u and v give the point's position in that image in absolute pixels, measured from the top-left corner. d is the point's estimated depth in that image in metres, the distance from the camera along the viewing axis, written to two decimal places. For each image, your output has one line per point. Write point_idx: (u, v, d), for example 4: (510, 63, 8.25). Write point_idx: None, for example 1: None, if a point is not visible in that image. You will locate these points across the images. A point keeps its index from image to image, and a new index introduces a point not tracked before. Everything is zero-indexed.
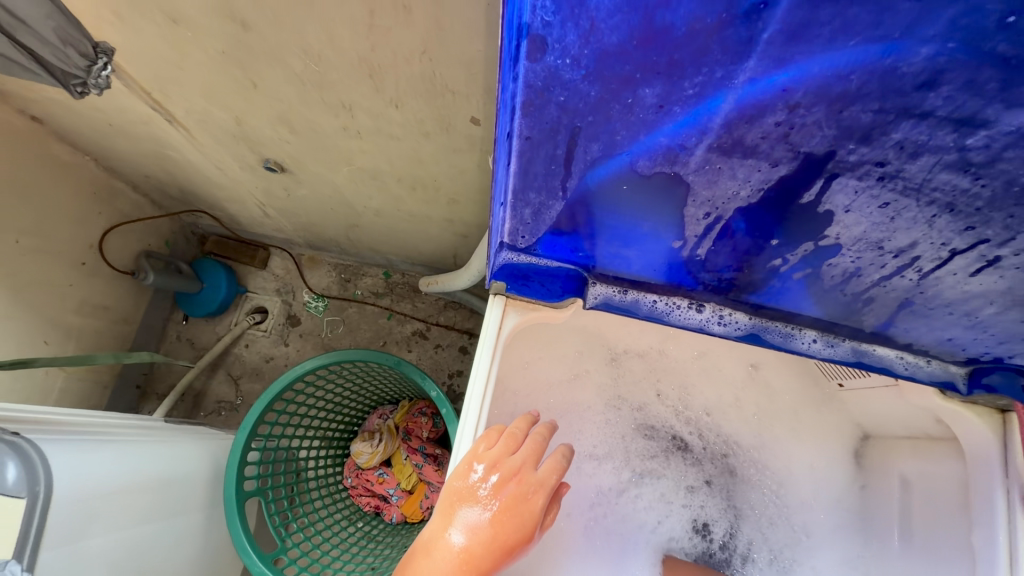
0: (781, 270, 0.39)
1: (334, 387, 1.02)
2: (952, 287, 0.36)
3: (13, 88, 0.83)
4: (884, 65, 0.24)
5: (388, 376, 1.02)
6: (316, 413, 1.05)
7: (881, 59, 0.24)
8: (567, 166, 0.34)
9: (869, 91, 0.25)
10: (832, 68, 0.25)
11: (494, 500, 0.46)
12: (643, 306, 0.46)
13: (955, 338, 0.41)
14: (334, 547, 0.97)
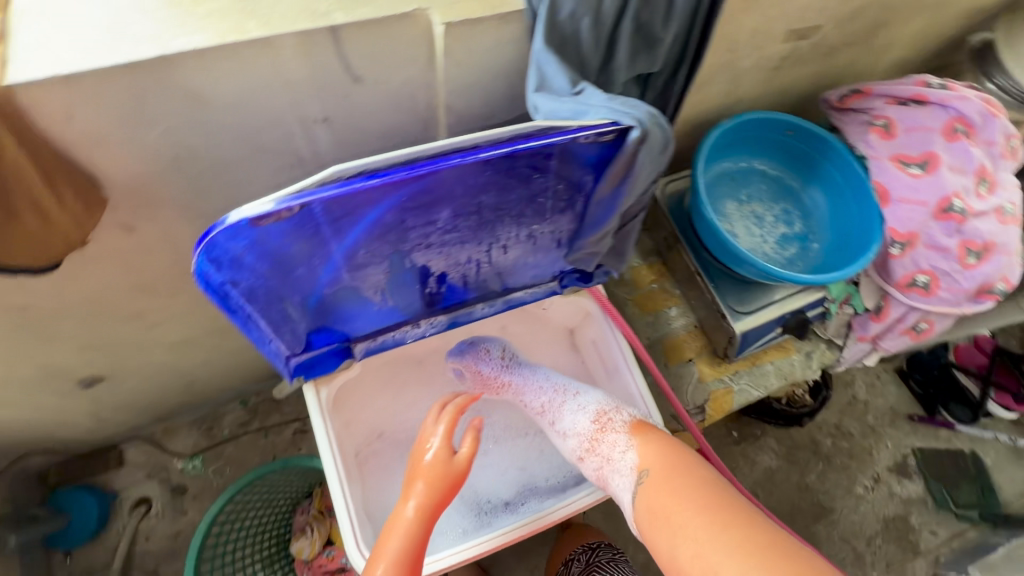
0: (434, 290, 0.72)
1: (245, 516, 1.18)
2: (503, 259, 0.72)
3: None
4: (382, 222, 0.56)
5: (287, 476, 1.21)
6: (243, 543, 1.20)
7: (378, 221, 0.56)
8: (288, 308, 0.62)
9: (386, 229, 0.58)
10: (365, 231, 0.56)
11: (426, 464, 0.68)
12: (389, 340, 0.76)
13: (535, 273, 0.78)
14: None
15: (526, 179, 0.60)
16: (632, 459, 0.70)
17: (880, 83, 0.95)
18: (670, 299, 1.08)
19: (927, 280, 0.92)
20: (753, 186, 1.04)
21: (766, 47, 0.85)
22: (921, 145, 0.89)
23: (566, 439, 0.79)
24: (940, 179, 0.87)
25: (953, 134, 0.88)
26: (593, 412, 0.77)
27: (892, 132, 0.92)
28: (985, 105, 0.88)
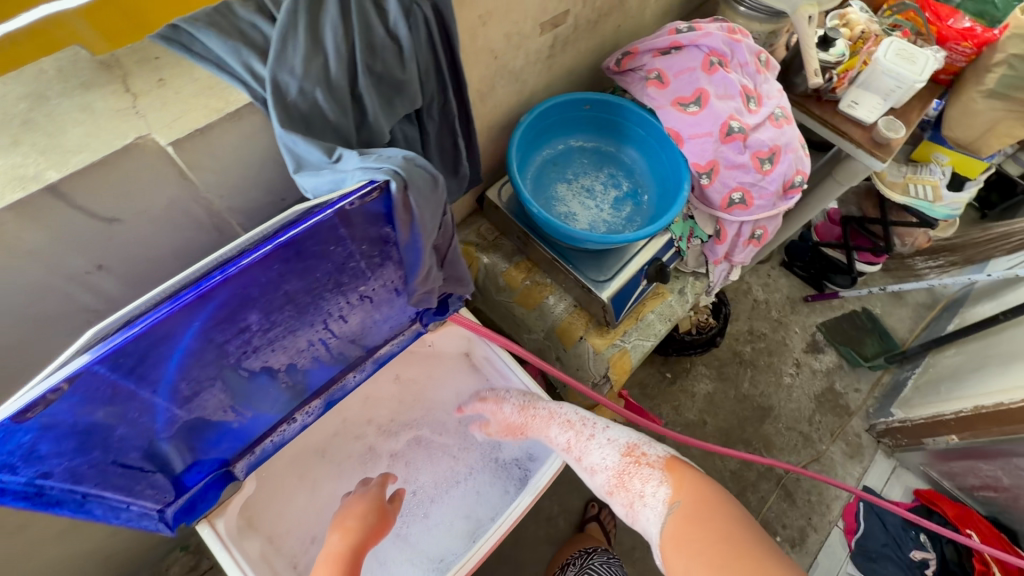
0: (291, 383, 0.71)
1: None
2: (348, 328, 0.72)
3: None
4: (187, 353, 0.55)
5: None
6: None
7: (182, 354, 0.54)
8: (128, 469, 0.58)
9: (196, 356, 0.56)
10: (171, 369, 0.54)
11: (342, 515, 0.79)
12: (268, 447, 0.74)
13: (391, 327, 0.79)
14: None
15: (324, 254, 0.60)
16: (661, 494, 0.69)
17: (641, 41, 1.03)
18: (545, 290, 1.12)
19: (742, 196, 1.01)
20: (575, 164, 1.10)
21: (527, 44, 0.91)
22: (693, 84, 0.98)
23: (595, 475, 0.78)
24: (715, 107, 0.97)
25: (710, 68, 0.98)
26: (624, 450, 0.77)
27: (665, 81, 1.00)
28: (726, 35, 0.99)
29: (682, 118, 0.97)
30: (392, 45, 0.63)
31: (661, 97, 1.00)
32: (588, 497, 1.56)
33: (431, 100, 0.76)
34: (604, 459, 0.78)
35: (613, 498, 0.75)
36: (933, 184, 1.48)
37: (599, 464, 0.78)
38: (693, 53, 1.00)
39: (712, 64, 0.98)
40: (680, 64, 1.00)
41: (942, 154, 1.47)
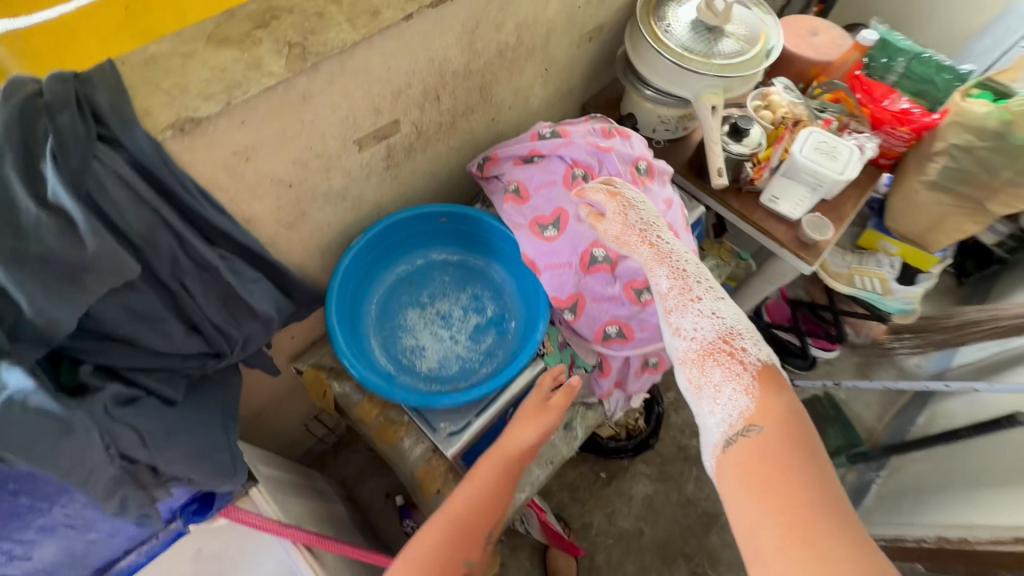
0: None
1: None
2: (37, 559, 0.56)
3: None
4: None
5: None
6: None
7: None
8: None
9: None
10: None
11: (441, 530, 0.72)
12: None
13: (126, 536, 0.62)
14: None
15: None
16: (738, 404, 0.58)
17: (504, 147, 0.91)
18: (399, 431, 0.94)
19: (619, 330, 0.86)
20: (434, 282, 0.94)
21: (342, 164, 0.76)
22: (553, 203, 0.86)
23: (675, 337, 0.67)
24: (574, 233, 0.85)
25: (570, 185, 0.85)
26: (721, 336, 0.63)
27: (523, 196, 0.87)
28: (594, 145, 0.87)
29: (535, 244, 0.85)
30: (55, 221, 0.48)
31: (517, 216, 0.87)
32: None
33: (170, 258, 0.60)
34: (685, 339, 0.65)
35: (682, 368, 0.65)
36: (881, 277, 1.30)
37: (694, 333, 0.65)
38: (555, 166, 0.87)
39: (573, 181, 0.85)
40: (541, 178, 0.87)
41: (889, 242, 1.29)
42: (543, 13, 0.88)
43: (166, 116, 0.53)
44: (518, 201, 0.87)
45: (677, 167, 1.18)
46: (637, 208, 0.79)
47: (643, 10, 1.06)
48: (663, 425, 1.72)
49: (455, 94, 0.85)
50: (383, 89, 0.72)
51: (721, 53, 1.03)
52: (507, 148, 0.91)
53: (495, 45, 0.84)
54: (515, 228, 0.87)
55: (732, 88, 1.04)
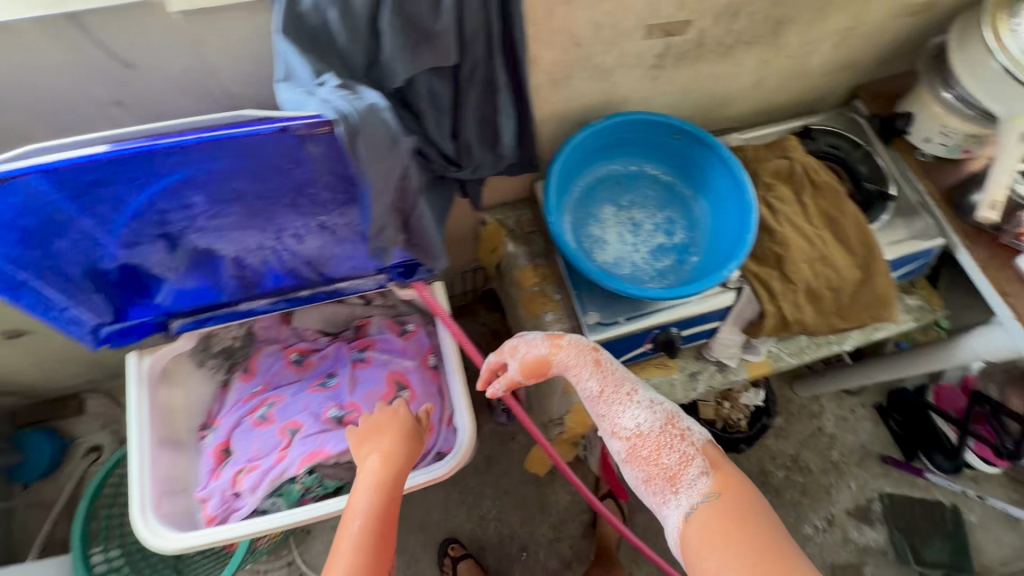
0: (241, 274, 0.75)
1: None
2: (304, 245, 0.73)
3: None
4: (141, 199, 0.59)
5: None
6: None
7: (138, 196, 0.59)
8: (71, 277, 0.66)
9: (148, 205, 0.60)
10: (132, 208, 0.60)
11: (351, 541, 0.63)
12: (214, 316, 0.80)
13: (353, 265, 0.79)
14: None
15: (280, 170, 0.61)
16: (699, 485, 0.66)
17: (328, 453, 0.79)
18: (548, 305, 1.04)
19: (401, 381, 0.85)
20: (638, 192, 0.98)
21: (625, 44, 0.81)
22: (377, 376, 0.85)
23: (615, 436, 0.73)
24: (389, 368, 0.87)
25: (362, 357, 0.87)
26: (665, 414, 0.72)
27: (255, 461, 0.79)
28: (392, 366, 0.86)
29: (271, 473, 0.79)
30: None
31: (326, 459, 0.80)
32: (532, 527, 1.54)
33: (477, 62, 0.70)
34: (709, 473, 0.66)
35: (628, 466, 0.72)
36: None
37: (634, 429, 0.71)
38: (370, 379, 0.85)
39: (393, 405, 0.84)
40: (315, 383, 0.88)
41: None
42: None
43: None
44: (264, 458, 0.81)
45: (931, 190, 1.06)
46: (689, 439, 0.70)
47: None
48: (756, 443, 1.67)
49: (754, 17, 0.83)
50: None
51: None
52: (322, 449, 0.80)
53: None
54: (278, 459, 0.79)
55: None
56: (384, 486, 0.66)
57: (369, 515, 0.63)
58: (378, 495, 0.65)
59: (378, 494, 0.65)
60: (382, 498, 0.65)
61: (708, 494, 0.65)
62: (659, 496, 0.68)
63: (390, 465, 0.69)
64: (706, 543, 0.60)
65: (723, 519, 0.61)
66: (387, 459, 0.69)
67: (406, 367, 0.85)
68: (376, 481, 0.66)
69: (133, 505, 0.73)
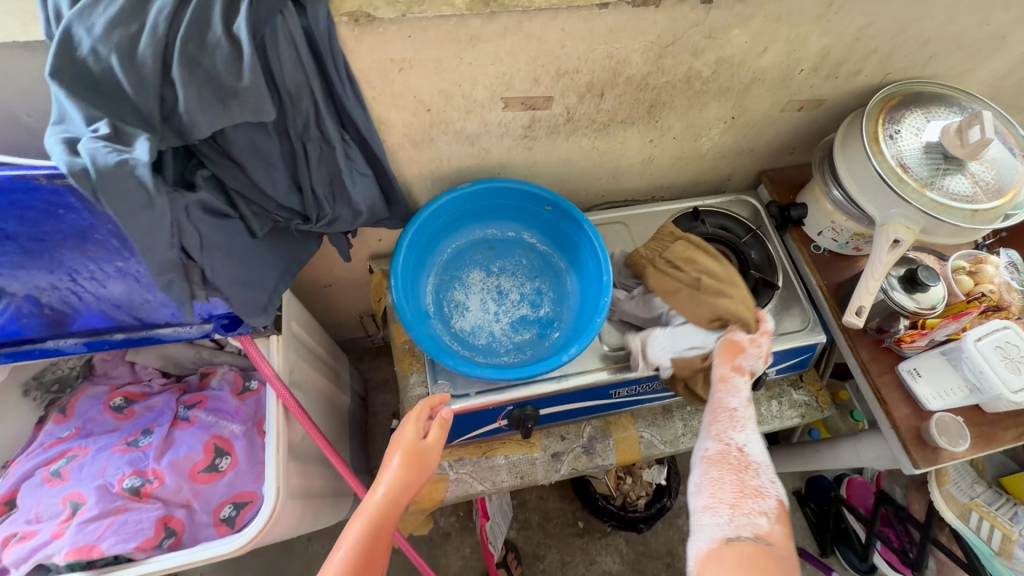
0: (38, 311, 0.70)
1: None
2: (107, 291, 0.69)
3: None
4: None
5: None
6: None
7: None
8: None
9: None
10: None
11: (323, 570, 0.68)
12: (17, 352, 0.75)
13: (170, 313, 0.75)
14: None
15: (52, 214, 0.58)
16: (755, 521, 0.66)
17: (118, 522, 0.71)
18: (415, 365, 1.00)
19: (214, 455, 0.80)
20: (511, 258, 0.95)
21: (483, 113, 0.79)
22: (193, 441, 0.80)
23: (713, 438, 0.77)
24: (209, 431, 0.82)
25: (176, 420, 0.83)
26: (751, 462, 0.73)
27: (31, 527, 0.72)
28: (212, 427, 0.82)
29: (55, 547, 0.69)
30: (229, 48, 0.58)
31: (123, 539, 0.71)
32: None
33: (304, 120, 0.68)
34: (770, 517, 0.66)
35: (703, 465, 0.74)
36: (1004, 533, 1.02)
37: (742, 447, 0.74)
38: (183, 445, 0.79)
39: (202, 472, 0.79)
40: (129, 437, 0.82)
41: None
42: (754, 59, 0.81)
43: (349, 5, 0.60)
44: (28, 537, 0.71)
45: (821, 284, 1.02)
46: (757, 481, 0.70)
47: (877, 104, 0.91)
48: (666, 520, 1.59)
49: (621, 98, 0.82)
50: (551, 61, 0.73)
51: (942, 188, 0.85)
52: (102, 513, 0.72)
53: (685, 70, 0.80)
54: (51, 535, 0.70)
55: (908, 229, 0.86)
56: (367, 531, 0.70)
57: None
58: (360, 530, 0.70)
59: (354, 548, 0.69)
60: (381, 514, 0.72)
61: (762, 536, 0.64)
62: (711, 507, 0.68)
63: (410, 467, 0.75)
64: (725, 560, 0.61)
65: (748, 561, 0.61)
66: (389, 486, 0.74)
67: (229, 434, 0.82)
68: (366, 514, 0.72)
69: None
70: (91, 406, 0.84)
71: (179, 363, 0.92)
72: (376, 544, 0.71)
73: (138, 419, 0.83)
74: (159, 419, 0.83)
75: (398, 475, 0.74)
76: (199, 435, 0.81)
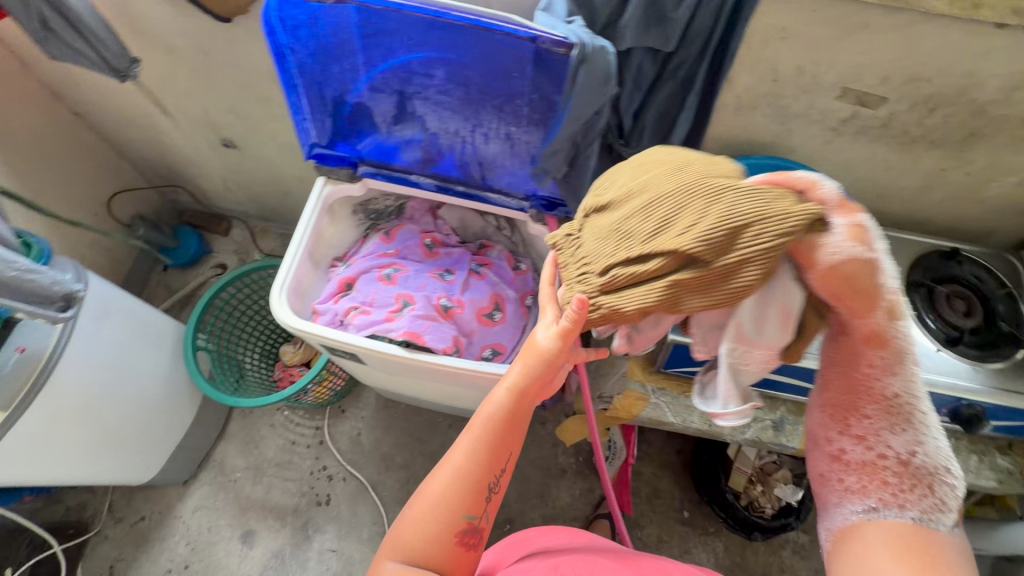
0: (428, 149, 0.91)
1: (254, 303, 1.51)
2: (485, 149, 0.88)
3: (78, 96, 1.35)
4: (403, 55, 0.77)
5: None
6: (247, 323, 1.53)
7: (402, 52, 0.77)
8: (325, 97, 0.86)
9: (404, 63, 0.78)
10: (393, 59, 0.78)
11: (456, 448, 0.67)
12: (389, 176, 0.97)
13: (509, 182, 0.93)
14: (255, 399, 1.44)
15: (506, 75, 0.77)
16: (900, 520, 0.57)
17: (433, 326, 0.91)
18: None
19: (494, 307, 0.98)
20: None
21: (816, 96, 0.88)
22: (483, 290, 0.99)
23: (831, 426, 0.63)
24: (494, 288, 1.00)
25: (471, 270, 1.01)
26: (933, 458, 0.58)
27: (368, 307, 0.94)
28: (496, 287, 1.01)
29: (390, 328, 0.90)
30: None
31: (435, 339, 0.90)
32: (525, 507, 1.60)
33: (687, 59, 0.82)
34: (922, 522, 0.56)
35: (823, 452, 0.64)
36: None
37: (905, 456, 0.58)
38: (477, 291, 0.98)
39: (486, 317, 0.97)
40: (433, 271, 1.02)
41: None
42: None
43: None
44: (366, 313, 0.93)
45: None
46: (918, 487, 0.58)
47: None
48: (769, 546, 1.60)
49: (949, 118, 0.87)
50: (911, 65, 0.80)
51: None
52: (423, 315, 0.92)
53: None
54: (387, 317, 0.91)
55: (627, 186, 0.60)
56: (508, 418, 0.67)
57: (461, 465, 0.66)
58: (493, 429, 0.67)
59: (485, 424, 0.67)
60: (485, 422, 0.67)
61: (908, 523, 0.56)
62: (846, 494, 0.62)
63: (516, 388, 0.66)
64: (863, 557, 0.56)
65: (878, 543, 0.56)
66: (513, 387, 0.66)
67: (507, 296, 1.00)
68: (506, 416, 0.67)
69: (276, 286, 0.92)
70: (408, 236, 1.05)
71: (467, 230, 1.12)
72: (483, 444, 0.66)
73: (440, 259, 1.03)
74: (458, 264, 1.02)
75: (517, 376, 0.67)
76: (488, 288, 0.99)
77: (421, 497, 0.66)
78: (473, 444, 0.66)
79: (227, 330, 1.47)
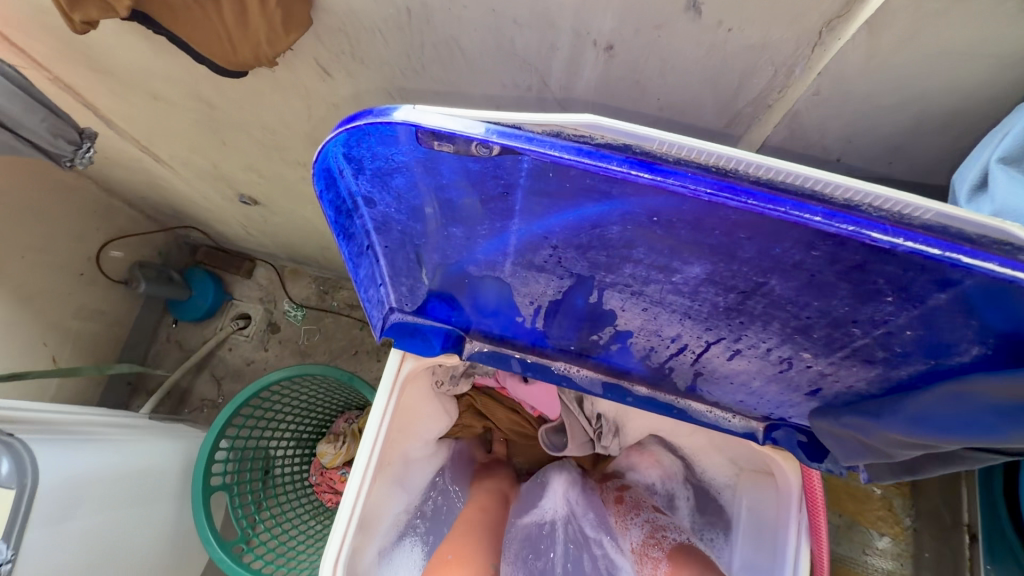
0: (599, 342, 0.49)
1: (282, 404, 1.15)
2: (721, 365, 0.46)
3: None
4: (611, 237, 0.34)
5: (336, 387, 1.16)
6: (275, 427, 1.17)
7: (616, 231, 0.33)
8: (421, 261, 0.44)
9: (605, 249, 0.36)
10: (578, 238, 0.35)
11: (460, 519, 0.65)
12: (515, 359, 0.56)
13: (744, 400, 0.51)
14: (272, 538, 1.08)
15: (859, 296, 0.33)
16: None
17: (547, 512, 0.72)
18: (887, 525, 0.71)
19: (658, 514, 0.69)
20: None
21: None
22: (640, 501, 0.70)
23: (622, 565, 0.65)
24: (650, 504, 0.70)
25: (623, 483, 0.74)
26: (648, 526, 0.66)
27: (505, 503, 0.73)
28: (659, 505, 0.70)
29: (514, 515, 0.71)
30: None
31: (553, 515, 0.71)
32: None
33: None
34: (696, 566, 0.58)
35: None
36: None
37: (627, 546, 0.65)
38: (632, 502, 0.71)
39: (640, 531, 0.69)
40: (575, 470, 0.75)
41: None
42: None
43: None
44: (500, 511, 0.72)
45: None
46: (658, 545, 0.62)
47: None
48: None
49: None
50: None
51: None
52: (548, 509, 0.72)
53: None
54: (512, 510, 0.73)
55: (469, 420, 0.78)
56: (488, 504, 0.67)
57: (466, 530, 0.63)
58: (482, 515, 0.65)
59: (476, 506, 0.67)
60: (489, 506, 0.67)
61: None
62: None
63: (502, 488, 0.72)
64: None
65: None
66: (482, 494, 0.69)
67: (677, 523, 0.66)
68: (482, 503, 0.67)
69: (327, 551, 0.58)
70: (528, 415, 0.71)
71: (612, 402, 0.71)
72: (500, 532, 0.65)
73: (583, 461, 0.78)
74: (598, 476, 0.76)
75: (482, 491, 0.70)
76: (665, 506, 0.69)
77: (458, 545, 0.60)
78: (475, 512, 0.66)
79: (250, 444, 1.12)
